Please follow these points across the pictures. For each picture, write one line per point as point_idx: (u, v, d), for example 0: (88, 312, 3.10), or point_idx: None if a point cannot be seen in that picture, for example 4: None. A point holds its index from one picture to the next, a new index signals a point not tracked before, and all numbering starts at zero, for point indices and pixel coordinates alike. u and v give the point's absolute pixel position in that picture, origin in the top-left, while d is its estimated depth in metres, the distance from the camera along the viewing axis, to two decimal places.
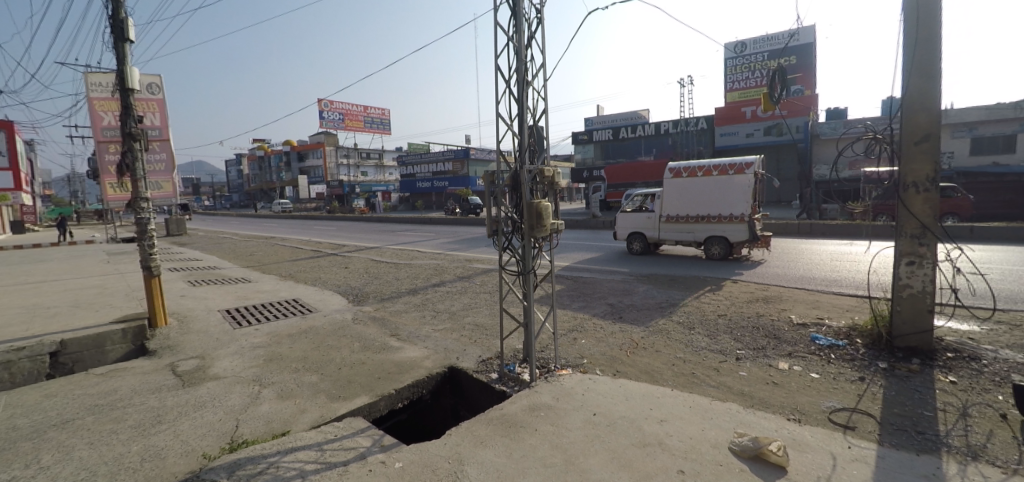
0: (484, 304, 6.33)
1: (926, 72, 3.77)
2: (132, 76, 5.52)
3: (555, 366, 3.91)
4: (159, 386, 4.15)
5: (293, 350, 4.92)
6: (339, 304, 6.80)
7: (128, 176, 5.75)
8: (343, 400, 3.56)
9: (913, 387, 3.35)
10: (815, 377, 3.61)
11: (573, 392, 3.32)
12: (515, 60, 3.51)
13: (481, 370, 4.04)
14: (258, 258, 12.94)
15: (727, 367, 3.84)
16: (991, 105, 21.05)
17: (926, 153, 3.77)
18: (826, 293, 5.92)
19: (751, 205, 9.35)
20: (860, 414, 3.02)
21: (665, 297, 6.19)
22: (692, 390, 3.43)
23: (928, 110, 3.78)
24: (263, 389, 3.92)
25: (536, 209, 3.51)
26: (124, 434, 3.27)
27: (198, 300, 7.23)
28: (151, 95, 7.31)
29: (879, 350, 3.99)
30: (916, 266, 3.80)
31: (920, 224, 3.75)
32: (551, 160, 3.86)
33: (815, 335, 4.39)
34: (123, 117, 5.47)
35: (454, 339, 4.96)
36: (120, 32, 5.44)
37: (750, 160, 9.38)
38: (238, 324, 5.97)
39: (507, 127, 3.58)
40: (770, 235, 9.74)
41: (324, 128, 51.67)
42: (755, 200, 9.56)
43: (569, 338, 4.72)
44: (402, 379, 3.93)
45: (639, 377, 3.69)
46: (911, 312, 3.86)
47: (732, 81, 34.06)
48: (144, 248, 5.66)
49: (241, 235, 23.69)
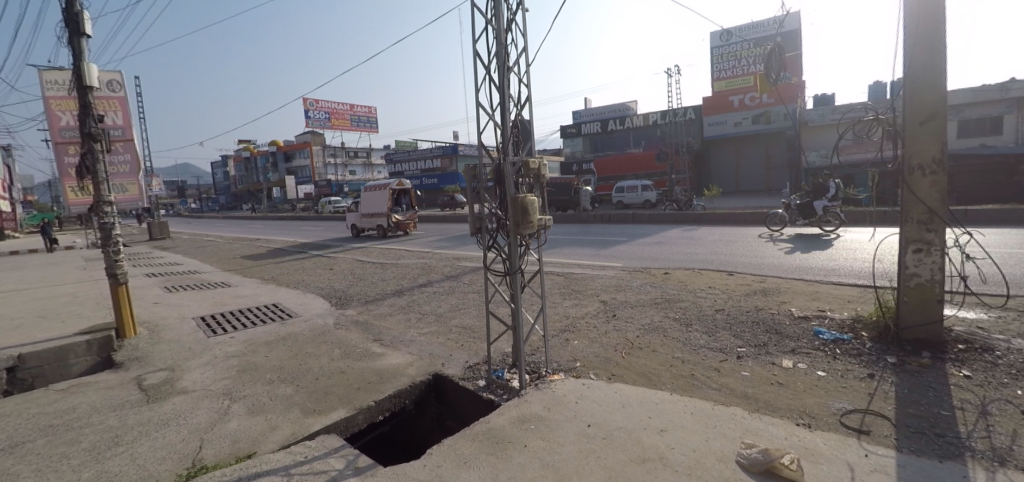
0: (472, 305, 6.07)
1: (928, 45, 3.53)
2: (91, 72, 5.13)
3: (546, 371, 3.66)
4: (122, 402, 3.78)
5: (268, 359, 4.62)
6: (321, 308, 6.50)
7: (89, 180, 5.37)
8: (318, 415, 3.28)
9: (926, 384, 3.15)
10: (821, 375, 3.41)
11: (566, 401, 3.08)
12: (495, 44, 3.23)
13: (467, 378, 3.78)
14: (241, 261, 12.61)
15: (728, 367, 3.63)
16: (977, 87, 21.07)
17: (932, 133, 3.54)
18: (826, 283, 5.72)
19: (385, 207, 17.67)
20: (874, 416, 2.83)
21: (659, 292, 5.97)
22: (692, 394, 3.20)
23: (934, 89, 3.54)
24: (232, 403, 3.61)
25: (522, 203, 3.21)
26: (75, 459, 2.86)
27: (173, 308, 6.88)
28: (111, 93, 6.86)
29: (886, 343, 3.80)
30: (924, 254, 3.60)
31: (927, 209, 3.55)
32: (537, 152, 3.59)
33: (817, 329, 4.18)
34: (81, 117, 5.09)
35: (440, 343, 4.70)
36: (75, 26, 5.06)
37: (388, 181, 17.81)
38: (212, 332, 5.66)
39: (489, 116, 3.31)
40: (407, 222, 18.58)
41: (310, 127, 50.94)
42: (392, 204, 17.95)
43: (560, 339, 4.47)
44: (383, 389, 3.67)
45: (636, 381, 3.45)
46: (918, 303, 3.67)
47: (719, 70, 34.01)
48: (109, 254, 5.30)
49: (226, 237, 23.29)
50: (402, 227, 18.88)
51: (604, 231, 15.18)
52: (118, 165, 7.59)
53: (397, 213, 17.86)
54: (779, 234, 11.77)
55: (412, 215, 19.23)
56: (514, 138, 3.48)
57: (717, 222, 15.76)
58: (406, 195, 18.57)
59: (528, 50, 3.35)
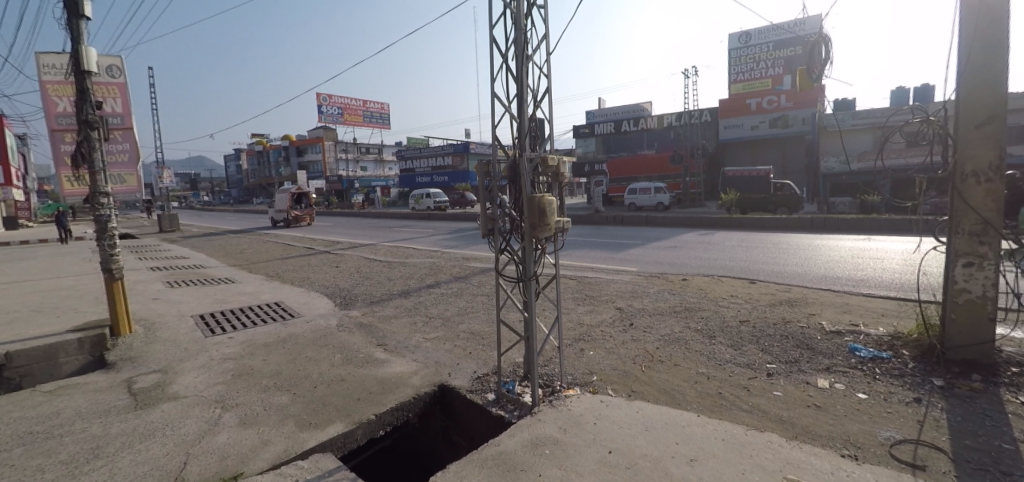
0: (482, 309, 5.83)
1: (990, 38, 3.21)
2: (88, 55, 4.96)
3: (561, 385, 3.41)
4: (108, 408, 3.58)
5: (266, 364, 4.41)
6: (325, 309, 6.30)
7: (85, 168, 5.21)
8: (315, 429, 3.05)
9: (982, 412, 2.84)
10: (862, 398, 3.12)
11: (584, 421, 2.82)
12: (513, 30, 2.97)
13: (475, 390, 3.54)
14: (248, 256, 12.51)
15: (759, 385, 3.34)
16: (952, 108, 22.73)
17: (989, 137, 3.22)
18: (857, 295, 5.40)
19: (286, 206, 23.86)
20: (929, 448, 2.53)
21: (677, 299, 5.68)
22: (721, 416, 2.92)
23: (995, 88, 3.21)
24: (225, 413, 3.39)
25: (539, 204, 2.95)
26: (49, 473, 2.64)
27: (171, 304, 6.71)
28: (110, 78, 6.16)
29: (930, 363, 3.48)
30: (976, 268, 3.29)
31: (980, 220, 3.24)
32: (555, 149, 3.35)
33: (853, 346, 3.87)
34: (78, 103, 4.93)
35: (446, 350, 4.46)
36: (73, 7, 4.89)
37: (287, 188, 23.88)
38: (210, 331, 5.49)
39: (506, 108, 3.06)
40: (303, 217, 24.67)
41: (322, 122, 51.04)
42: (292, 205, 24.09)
43: (575, 350, 4.21)
44: (385, 400, 3.44)
45: (658, 399, 3.18)
46: (967, 321, 3.37)
47: (737, 73, 33.66)
48: (104, 248, 5.14)
49: (235, 230, 23.37)
50: (301, 220, 24.91)
51: (617, 234, 14.91)
52: (117, 154, 6.46)
53: (294, 210, 24.06)
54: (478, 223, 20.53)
55: (310, 211, 25.79)
56: (531, 133, 3.24)
57: (733, 226, 15.40)
58: (302, 197, 24.64)
59: (549, 38, 3.11)
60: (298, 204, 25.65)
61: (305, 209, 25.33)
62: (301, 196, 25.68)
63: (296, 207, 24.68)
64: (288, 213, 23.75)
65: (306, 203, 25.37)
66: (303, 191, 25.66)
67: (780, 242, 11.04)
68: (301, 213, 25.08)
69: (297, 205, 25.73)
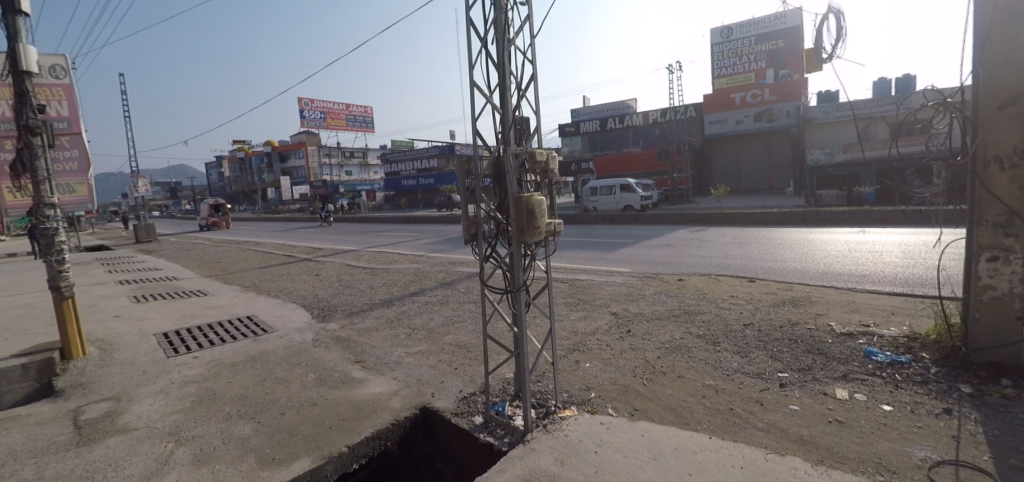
0: (468, 317, 5.48)
1: (1014, 7, 2.92)
2: (27, 54, 4.51)
3: (556, 405, 3.07)
4: (46, 446, 3.17)
5: (231, 387, 4.03)
6: (301, 322, 5.89)
7: (27, 178, 4.78)
8: (278, 466, 2.69)
9: (1021, 423, 2.54)
10: (887, 410, 2.81)
11: (582, 450, 2.48)
12: (492, 9, 2.64)
13: (461, 413, 3.19)
14: (225, 266, 12.03)
15: (773, 399, 3.03)
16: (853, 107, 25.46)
17: (1014, 118, 2.95)
18: (861, 292, 5.15)
19: (204, 213, 29.36)
20: (972, 470, 2.20)
21: (675, 302, 5.39)
22: (735, 437, 2.60)
23: (1020, 65, 2.93)
24: (177, 449, 3.02)
25: (527, 204, 2.62)
26: None
27: (135, 321, 6.26)
28: (55, 80, 5.73)
29: (954, 367, 3.20)
30: (1001, 263, 3.02)
31: (1007, 210, 2.98)
32: (544, 144, 3.03)
33: (868, 350, 3.59)
34: (16, 107, 4.48)
35: (430, 366, 4.09)
36: (8, 2, 4.43)
37: (204, 201, 29.38)
38: (174, 351, 5.09)
39: (487, 98, 2.75)
40: (220, 222, 30.13)
41: (305, 127, 50.23)
42: (208, 212, 29.63)
43: (570, 362, 3.88)
44: (359, 429, 3.08)
45: (664, 418, 2.85)
46: (993, 321, 3.09)
47: (720, 68, 33.80)
48: (52, 264, 4.72)
49: (215, 239, 22.77)
50: (216, 224, 30.33)
51: (607, 233, 14.64)
52: (65, 162, 5.94)
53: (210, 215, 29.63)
54: (327, 218, 27.65)
55: (225, 218, 31.13)
56: (515, 126, 2.91)
57: (723, 223, 15.29)
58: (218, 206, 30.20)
59: (534, 18, 2.80)
60: (216, 212, 31.19)
61: (222, 215, 31.10)
62: (219, 207, 31.34)
63: (213, 214, 30.28)
64: (204, 221, 29.25)
65: (222, 212, 30.92)
66: (219, 202, 31.12)
67: (773, 237, 10.86)
68: (216, 219, 30.54)
69: (215, 213, 31.21)
